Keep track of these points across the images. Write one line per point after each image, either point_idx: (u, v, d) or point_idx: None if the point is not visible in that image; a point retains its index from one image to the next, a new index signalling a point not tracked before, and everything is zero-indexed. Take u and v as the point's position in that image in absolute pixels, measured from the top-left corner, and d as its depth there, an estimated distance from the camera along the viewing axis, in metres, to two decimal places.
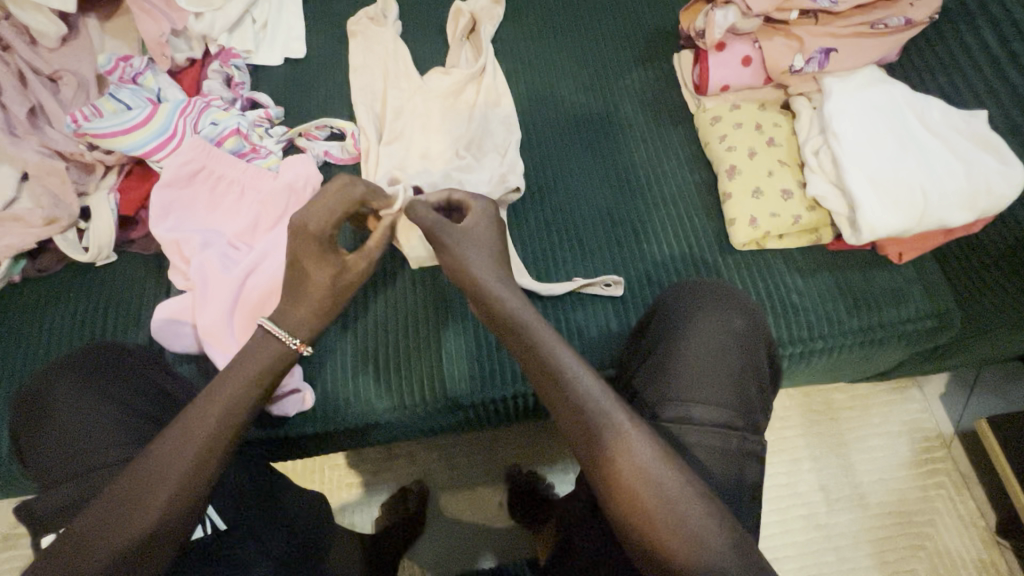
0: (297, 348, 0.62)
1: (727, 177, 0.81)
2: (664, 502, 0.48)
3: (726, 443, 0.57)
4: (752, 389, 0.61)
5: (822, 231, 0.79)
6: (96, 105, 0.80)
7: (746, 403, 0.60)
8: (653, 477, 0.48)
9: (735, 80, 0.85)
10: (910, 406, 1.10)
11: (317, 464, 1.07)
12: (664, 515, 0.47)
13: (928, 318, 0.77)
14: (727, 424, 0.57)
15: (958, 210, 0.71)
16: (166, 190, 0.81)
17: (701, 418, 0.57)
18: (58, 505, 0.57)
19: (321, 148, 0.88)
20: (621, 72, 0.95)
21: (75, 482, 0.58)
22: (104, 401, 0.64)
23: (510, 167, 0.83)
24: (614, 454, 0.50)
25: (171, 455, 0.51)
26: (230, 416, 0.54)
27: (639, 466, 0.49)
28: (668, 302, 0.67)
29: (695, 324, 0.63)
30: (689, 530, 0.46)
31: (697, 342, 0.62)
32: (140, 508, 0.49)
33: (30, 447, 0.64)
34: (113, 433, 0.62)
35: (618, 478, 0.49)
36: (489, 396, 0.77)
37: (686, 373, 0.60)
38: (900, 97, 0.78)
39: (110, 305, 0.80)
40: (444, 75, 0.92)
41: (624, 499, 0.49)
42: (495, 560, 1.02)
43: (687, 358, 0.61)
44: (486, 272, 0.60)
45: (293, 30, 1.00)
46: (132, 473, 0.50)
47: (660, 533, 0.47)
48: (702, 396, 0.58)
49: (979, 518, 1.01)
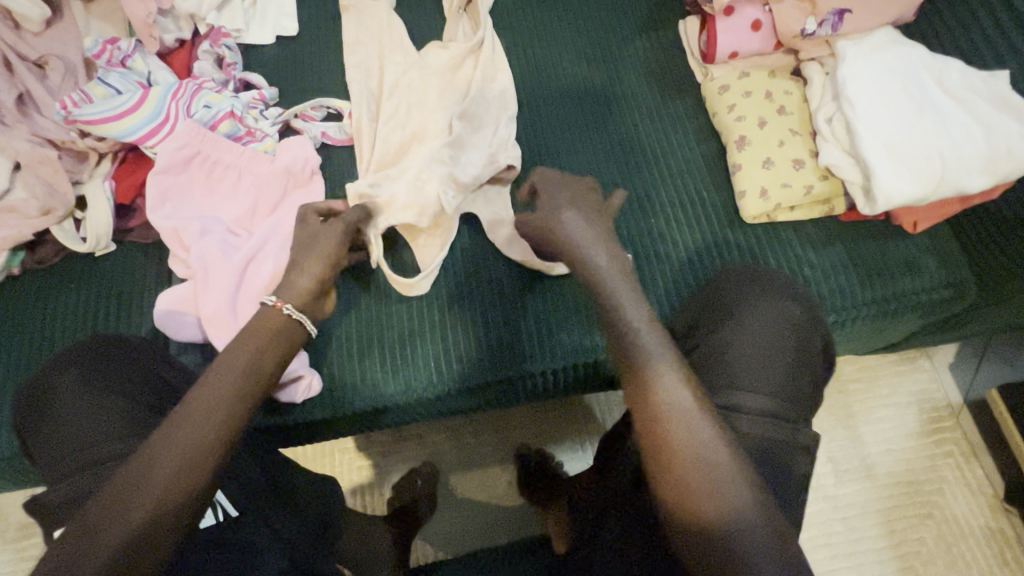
0: (274, 305, 0.61)
1: (736, 148, 0.79)
2: (717, 479, 0.46)
3: (775, 435, 0.56)
4: (805, 383, 0.61)
5: (834, 201, 0.77)
6: (84, 89, 0.79)
7: (798, 401, 0.60)
8: (703, 449, 0.48)
9: (743, 46, 0.82)
10: (920, 377, 1.09)
11: (327, 448, 1.08)
12: (712, 490, 0.46)
13: (943, 288, 0.75)
14: (778, 417, 0.57)
15: (976, 175, 0.69)
16: (161, 177, 0.79)
17: (752, 407, 0.57)
18: (68, 497, 0.56)
19: (318, 129, 0.86)
20: (624, 42, 0.92)
21: (87, 472, 0.57)
22: (111, 395, 0.64)
23: (500, 146, 0.81)
24: (671, 421, 0.49)
25: (176, 443, 0.50)
26: (237, 400, 0.54)
27: (691, 439, 0.48)
28: (724, 287, 0.68)
29: (754, 314, 0.64)
30: (739, 509, 0.45)
31: (754, 334, 0.62)
32: (142, 498, 0.48)
33: (38, 439, 0.63)
34: (121, 426, 0.61)
35: (670, 446, 0.48)
36: (497, 378, 0.77)
37: (744, 364, 0.60)
38: (917, 58, 0.75)
39: (113, 294, 0.80)
40: (442, 49, 0.89)
41: (674, 470, 0.47)
42: (507, 537, 1.03)
43: (745, 349, 0.61)
44: (583, 233, 0.62)
45: (283, 6, 0.97)
46: (140, 457, 0.49)
47: (710, 509, 0.46)
48: (755, 387, 0.58)
49: (987, 487, 1.02)
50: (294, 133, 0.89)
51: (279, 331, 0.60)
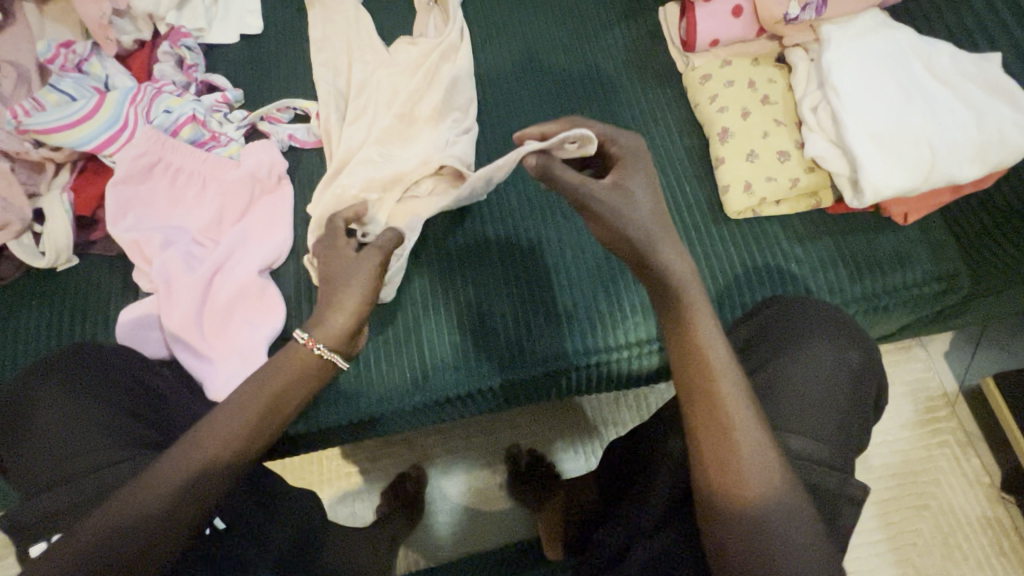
0: (307, 343, 0.58)
1: (719, 141, 0.76)
2: (783, 522, 0.45)
3: (821, 479, 0.54)
4: (851, 421, 0.59)
5: (821, 194, 0.74)
6: (37, 97, 0.75)
7: (843, 442, 0.58)
8: (770, 491, 0.46)
9: (725, 33, 0.78)
10: (915, 366, 1.07)
11: (313, 457, 1.06)
12: (776, 530, 0.45)
13: (935, 281, 0.73)
14: (824, 460, 0.55)
15: (968, 164, 0.66)
16: (120, 186, 0.75)
17: (797, 449, 0.55)
18: (44, 512, 0.54)
19: (285, 132, 0.83)
20: (603, 31, 0.89)
21: (62, 487, 0.55)
22: (91, 402, 0.61)
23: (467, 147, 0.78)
24: (744, 458, 0.47)
25: (198, 462, 0.49)
26: (257, 418, 0.53)
27: (757, 481, 0.46)
28: (791, 310, 0.65)
29: (814, 349, 0.61)
30: (802, 554, 0.44)
31: (803, 369, 0.60)
32: (148, 512, 0.46)
33: (13, 452, 0.60)
34: (98, 437, 0.58)
35: (739, 482, 0.46)
36: (477, 386, 0.74)
37: (799, 403, 0.58)
38: (905, 42, 0.72)
39: (75, 310, 0.76)
40: (411, 45, 0.85)
41: (741, 508, 0.46)
42: (500, 542, 1.01)
43: (794, 385, 0.59)
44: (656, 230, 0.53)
45: (247, 3, 0.93)
46: (153, 472, 0.48)
47: (773, 551, 0.44)
48: (798, 428, 0.57)
49: (984, 476, 1.00)
50: (261, 136, 0.86)
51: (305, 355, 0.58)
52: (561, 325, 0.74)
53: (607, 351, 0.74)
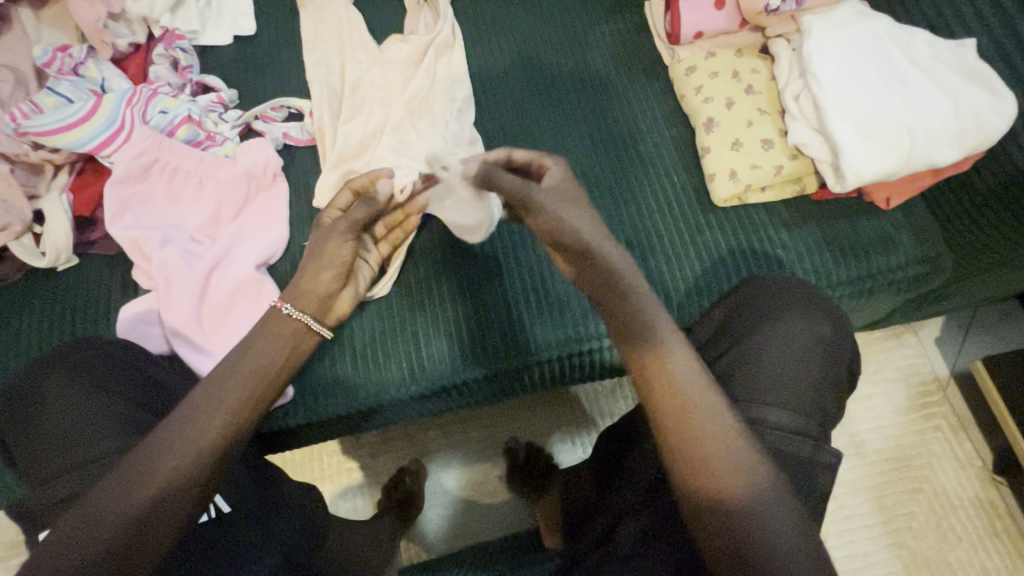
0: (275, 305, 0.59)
1: (704, 131, 0.78)
2: (758, 492, 0.47)
3: (794, 448, 0.57)
4: (829, 396, 0.62)
5: (805, 180, 0.75)
6: (35, 100, 0.77)
7: (820, 415, 0.60)
8: (745, 462, 0.48)
9: (708, 26, 0.80)
10: (906, 352, 1.09)
11: (314, 452, 1.07)
12: (753, 499, 0.46)
13: (918, 264, 0.75)
14: (801, 431, 0.58)
15: (946, 148, 0.68)
16: (120, 186, 0.77)
17: (774, 421, 0.58)
18: (63, 495, 0.56)
19: (279, 130, 0.84)
20: (590, 27, 0.90)
21: (75, 472, 0.57)
22: (95, 394, 0.62)
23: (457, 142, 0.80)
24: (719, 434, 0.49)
25: (187, 443, 0.49)
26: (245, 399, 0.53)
27: (733, 454, 0.48)
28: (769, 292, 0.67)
29: (796, 330, 0.63)
30: (777, 520, 0.46)
31: (785, 347, 0.62)
32: (141, 495, 0.47)
33: (20, 443, 0.62)
34: (103, 426, 0.60)
35: (717, 455, 0.48)
36: (472, 376, 0.75)
37: (777, 379, 0.60)
38: (883, 30, 0.73)
39: (77, 309, 0.78)
40: (402, 42, 0.86)
41: (720, 481, 0.47)
42: (500, 532, 1.02)
43: (775, 361, 0.61)
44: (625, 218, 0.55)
45: (240, 5, 0.94)
46: (143, 455, 0.48)
47: (750, 518, 0.46)
48: (777, 401, 0.59)
49: (975, 458, 1.02)
50: (256, 135, 0.87)
51: (291, 336, 0.59)
52: (553, 315, 0.76)
53: (600, 339, 0.76)
